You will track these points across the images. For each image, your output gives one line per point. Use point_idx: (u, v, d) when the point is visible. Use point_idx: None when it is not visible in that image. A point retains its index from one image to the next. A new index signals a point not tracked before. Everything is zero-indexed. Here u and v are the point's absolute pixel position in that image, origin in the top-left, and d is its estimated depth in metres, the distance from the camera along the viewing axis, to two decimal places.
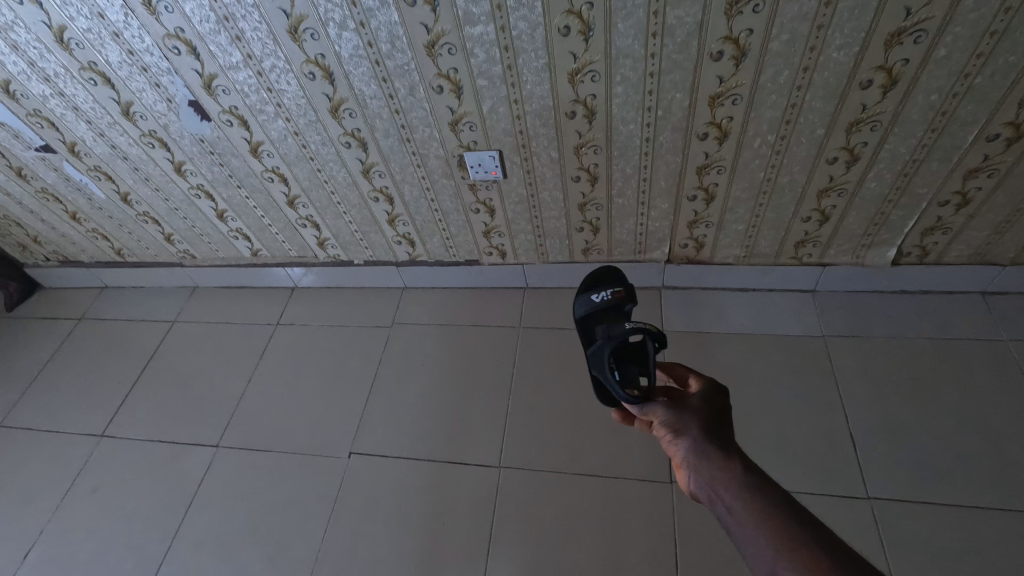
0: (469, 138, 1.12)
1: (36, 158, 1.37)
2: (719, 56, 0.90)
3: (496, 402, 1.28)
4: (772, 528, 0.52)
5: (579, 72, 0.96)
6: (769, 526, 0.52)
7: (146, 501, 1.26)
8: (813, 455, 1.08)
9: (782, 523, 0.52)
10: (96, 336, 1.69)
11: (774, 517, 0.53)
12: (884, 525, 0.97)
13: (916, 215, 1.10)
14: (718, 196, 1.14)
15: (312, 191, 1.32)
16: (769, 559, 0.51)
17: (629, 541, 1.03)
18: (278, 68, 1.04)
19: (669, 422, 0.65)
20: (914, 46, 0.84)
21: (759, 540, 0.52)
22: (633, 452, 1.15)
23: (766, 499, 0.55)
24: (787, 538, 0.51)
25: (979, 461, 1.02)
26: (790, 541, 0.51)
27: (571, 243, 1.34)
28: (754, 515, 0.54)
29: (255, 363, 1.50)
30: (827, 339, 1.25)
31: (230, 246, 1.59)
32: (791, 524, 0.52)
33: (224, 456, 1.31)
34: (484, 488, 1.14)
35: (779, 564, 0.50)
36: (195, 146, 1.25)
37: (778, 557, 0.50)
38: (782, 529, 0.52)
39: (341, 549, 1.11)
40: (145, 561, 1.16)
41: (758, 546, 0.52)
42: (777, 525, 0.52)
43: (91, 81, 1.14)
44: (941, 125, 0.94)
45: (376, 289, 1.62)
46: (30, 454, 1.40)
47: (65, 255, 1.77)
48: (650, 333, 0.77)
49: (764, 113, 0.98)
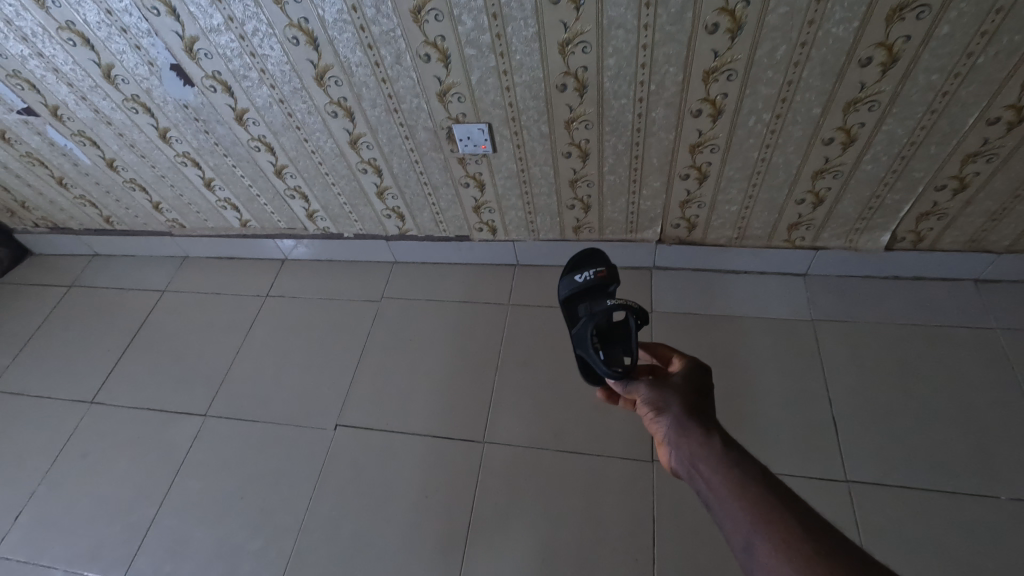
0: (458, 110, 1.09)
1: (19, 121, 1.35)
2: (714, 29, 0.87)
3: (482, 378, 1.28)
4: (749, 500, 0.52)
5: (570, 43, 0.93)
6: (746, 500, 0.52)
7: (135, 467, 1.28)
8: (795, 438, 1.08)
9: (759, 496, 0.52)
10: (86, 303, 1.69)
11: (751, 489, 0.53)
12: (861, 508, 0.98)
13: (911, 199, 1.08)
14: (711, 175, 1.12)
15: (299, 161, 1.30)
16: (744, 531, 0.51)
17: (608, 518, 1.04)
18: (261, 32, 1.01)
19: (651, 400, 0.65)
20: (916, 22, 0.81)
21: (735, 512, 0.52)
22: (615, 431, 1.15)
23: (744, 473, 0.55)
24: (763, 511, 0.51)
25: (959, 448, 1.02)
26: (765, 513, 0.51)
27: (562, 220, 1.32)
28: (732, 488, 0.54)
29: (244, 334, 1.50)
30: (816, 323, 1.24)
31: (219, 217, 1.58)
32: (767, 497, 0.52)
33: (212, 425, 1.32)
34: (467, 463, 1.15)
35: (754, 536, 0.50)
36: (179, 112, 1.23)
37: (753, 529, 0.50)
38: (759, 501, 0.52)
39: (325, 518, 1.13)
40: (132, 526, 1.18)
41: (734, 518, 0.52)
42: (754, 497, 0.52)
43: (70, 42, 1.11)
44: (941, 107, 0.91)
45: (366, 263, 1.61)
46: (21, 419, 1.41)
47: (54, 222, 1.76)
48: (632, 310, 0.76)
49: (759, 90, 0.95)
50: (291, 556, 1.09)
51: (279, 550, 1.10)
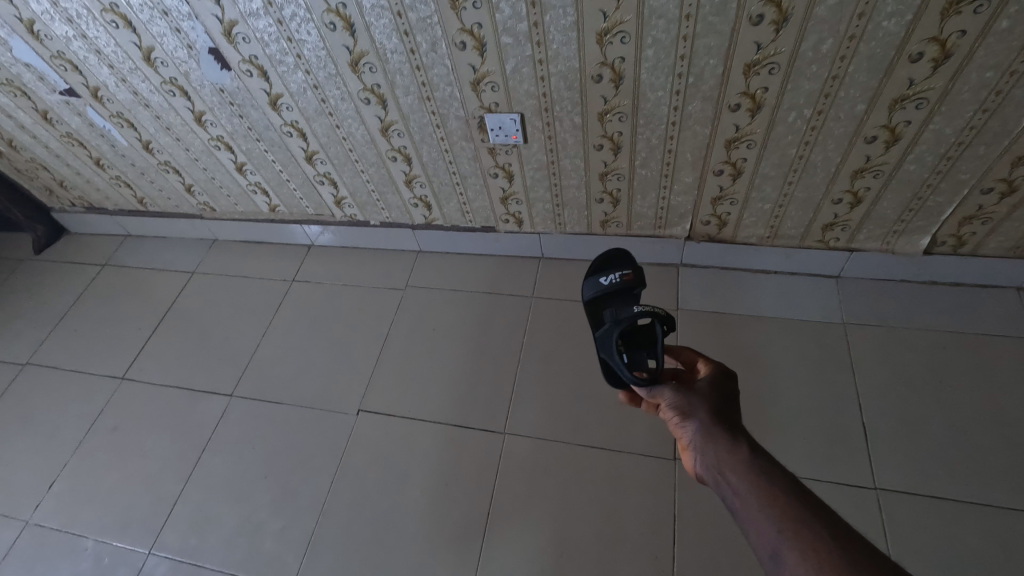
0: (491, 99, 1.08)
1: (61, 102, 1.38)
2: (759, 20, 0.85)
3: (504, 370, 1.28)
4: (776, 508, 0.52)
5: (609, 33, 0.92)
6: (775, 509, 0.52)
7: (163, 442, 1.31)
8: (822, 441, 1.06)
9: (788, 505, 0.52)
10: (120, 282, 1.73)
11: (779, 497, 0.52)
12: (889, 515, 0.96)
13: (955, 202, 1.04)
14: (746, 171, 1.10)
15: (330, 148, 1.31)
16: (771, 538, 0.50)
17: (628, 514, 1.04)
18: (299, 17, 1.02)
19: (676, 405, 0.64)
20: (973, 16, 0.78)
21: (763, 520, 0.52)
22: (637, 428, 1.14)
23: (773, 481, 0.54)
24: (792, 520, 0.50)
25: (995, 460, 0.99)
26: (793, 523, 0.50)
27: (590, 214, 1.31)
28: (758, 495, 0.53)
29: (269, 317, 1.53)
30: (847, 326, 1.21)
31: (248, 201, 1.60)
32: (797, 506, 0.51)
33: (238, 405, 1.35)
34: (488, 453, 1.16)
35: (781, 544, 0.49)
36: (216, 96, 1.24)
37: (781, 538, 0.50)
38: (787, 510, 0.51)
39: (347, 501, 1.14)
40: (160, 499, 1.21)
41: (762, 526, 0.51)
42: (782, 506, 0.52)
43: (112, 24, 1.13)
44: (993, 106, 0.88)
45: (391, 252, 1.62)
46: (55, 391, 1.46)
47: (90, 202, 1.80)
48: (659, 317, 0.76)
49: (801, 85, 0.92)
50: (313, 537, 1.11)
51: (300, 531, 1.12)
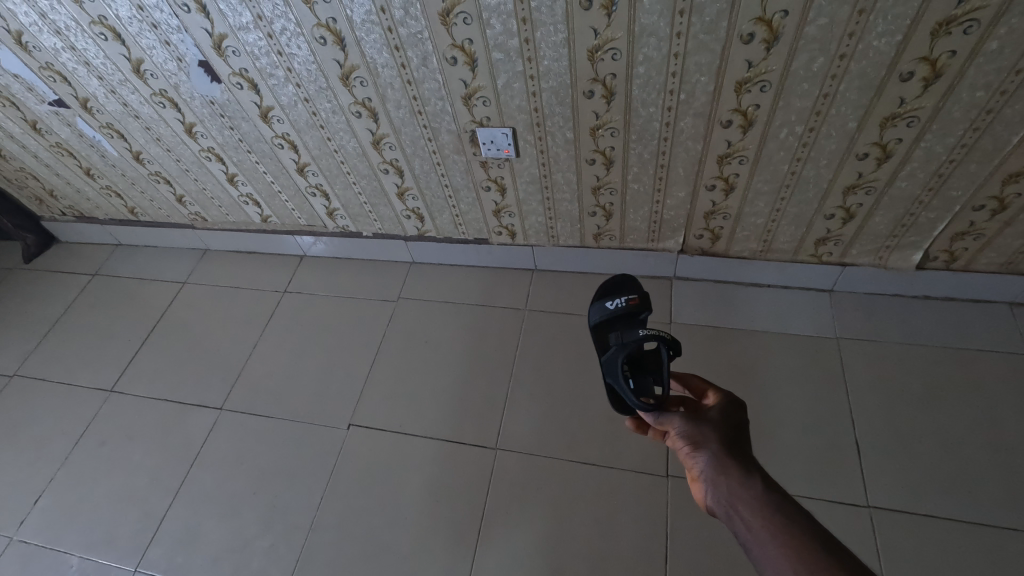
0: (483, 113, 1.08)
1: (50, 113, 1.37)
2: (750, 39, 0.85)
3: (497, 384, 1.27)
4: (792, 547, 0.50)
5: (600, 49, 0.92)
6: (791, 547, 0.50)
7: (151, 457, 1.29)
8: (815, 459, 1.06)
9: (805, 544, 0.50)
10: (110, 292, 1.71)
11: (795, 535, 0.51)
12: (883, 534, 0.95)
13: (946, 219, 1.04)
14: (738, 187, 1.10)
15: (322, 160, 1.30)
16: None
17: (620, 533, 1.03)
18: (289, 31, 1.01)
19: (687, 435, 0.63)
20: (963, 37, 0.78)
21: (776, 555, 0.51)
22: (630, 445, 1.13)
23: (786, 516, 0.53)
24: (809, 559, 0.49)
25: (989, 479, 0.98)
26: (809, 560, 0.49)
27: (583, 227, 1.31)
28: (772, 530, 0.52)
29: (260, 329, 1.51)
30: (840, 341, 1.21)
31: (240, 212, 1.59)
32: (813, 545, 0.50)
33: (227, 419, 1.33)
34: (480, 469, 1.15)
35: None
36: (206, 108, 1.23)
37: None
38: (802, 548, 0.50)
39: (334, 518, 1.13)
40: (148, 515, 1.20)
41: (777, 563, 0.50)
42: (797, 543, 0.50)
43: (101, 36, 1.13)
44: (984, 125, 0.88)
45: (383, 263, 1.61)
46: (41, 404, 1.44)
47: (80, 211, 1.78)
48: (664, 341, 0.74)
49: (793, 103, 0.92)
50: (301, 555, 1.09)
51: (289, 548, 1.10)
